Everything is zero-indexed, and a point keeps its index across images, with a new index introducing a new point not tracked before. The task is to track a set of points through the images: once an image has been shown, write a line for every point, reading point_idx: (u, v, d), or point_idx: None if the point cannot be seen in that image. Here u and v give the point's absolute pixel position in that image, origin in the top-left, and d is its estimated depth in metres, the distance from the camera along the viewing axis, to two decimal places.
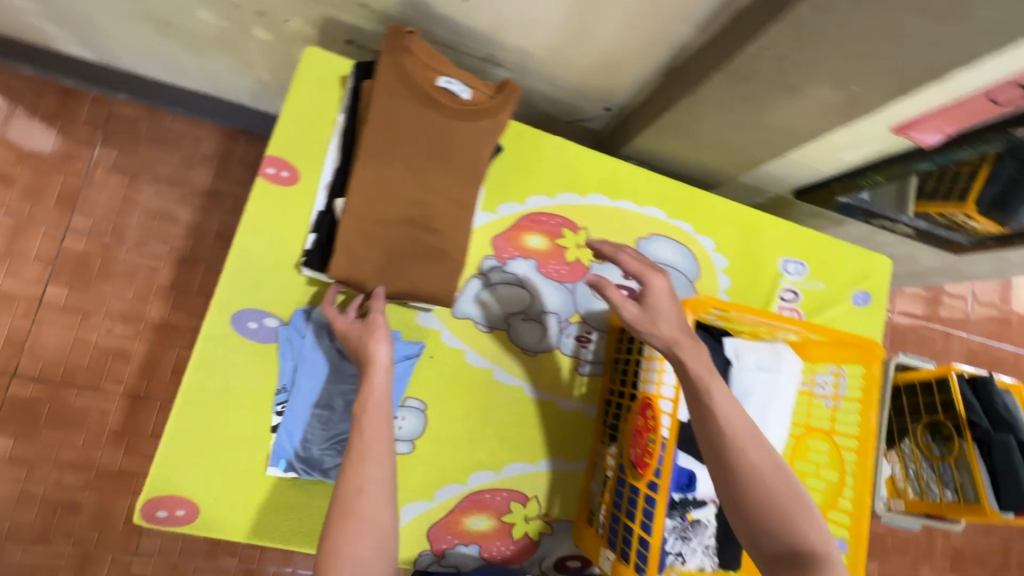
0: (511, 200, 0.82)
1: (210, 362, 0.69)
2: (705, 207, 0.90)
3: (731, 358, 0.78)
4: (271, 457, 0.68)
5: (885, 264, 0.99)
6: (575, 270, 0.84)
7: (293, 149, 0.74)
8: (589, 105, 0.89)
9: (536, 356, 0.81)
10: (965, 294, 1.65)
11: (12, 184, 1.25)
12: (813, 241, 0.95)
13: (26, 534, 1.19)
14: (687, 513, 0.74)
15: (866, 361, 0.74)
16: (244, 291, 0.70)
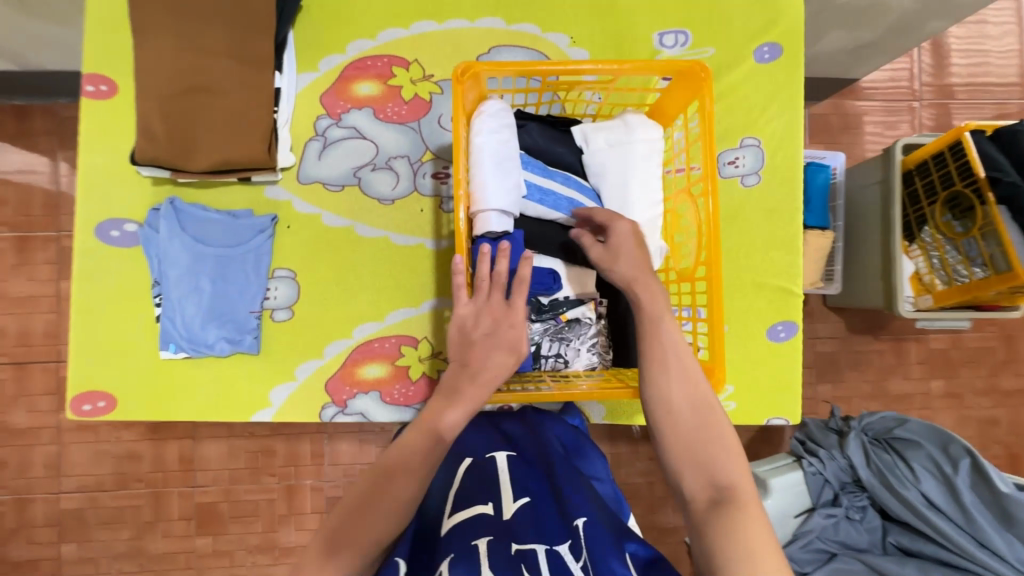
0: (331, 53, 0.79)
1: (89, 274, 0.75)
2: (547, 0, 0.81)
3: (582, 146, 0.70)
4: (162, 343, 0.75)
5: (796, 2, 0.82)
6: (416, 107, 0.80)
7: (102, 62, 0.75)
8: None
9: (394, 203, 0.79)
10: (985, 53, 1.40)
11: (6, 204, 1.43)
12: (692, 2, 0.82)
13: (109, 482, 1.44)
14: (560, 315, 0.70)
15: (702, 94, 0.61)
16: (100, 205, 0.76)
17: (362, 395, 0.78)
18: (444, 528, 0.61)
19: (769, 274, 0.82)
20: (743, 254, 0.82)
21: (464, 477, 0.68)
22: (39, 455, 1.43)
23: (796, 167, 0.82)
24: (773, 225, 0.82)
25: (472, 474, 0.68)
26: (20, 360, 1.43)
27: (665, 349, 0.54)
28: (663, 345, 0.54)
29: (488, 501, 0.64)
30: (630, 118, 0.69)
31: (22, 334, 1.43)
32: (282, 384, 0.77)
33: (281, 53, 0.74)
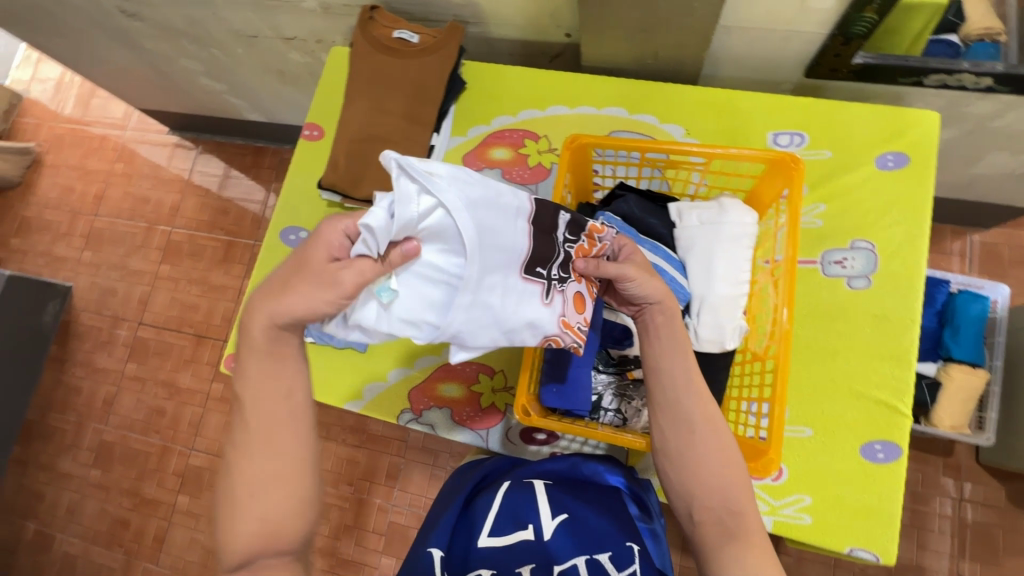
0: (479, 124, 0.97)
1: (265, 263, 0.98)
2: (669, 97, 0.91)
3: (675, 221, 0.76)
4: (298, 326, 0.93)
5: (931, 116, 0.81)
6: (538, 172, 0.94)
7: (319, 115, 1.02)
8: (551, 37, 1.00)
9: None
10: None
11: (228, 215, 1.88)
12: (812, 108, 0.86)
13: None
14: (628, 371, 0.73)
15: (795, 184, 0.65)
16: (288, 214, 0.99)
17: (437, 410, 0.87)
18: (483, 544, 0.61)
19: (871, 385, 0.75)
20: (841, 357, 0.77)
21: (504, 499, 0.65)
22: (188, 414, 1.75)
23: (916, 273, 0.77)
24: (882, 331, 0.76)
25: (511, 494, 0.65)
26: (200, 334, 1.80)
27: (681, 377, 0.59)
28: (674, 363, 0.60)
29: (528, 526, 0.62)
30: (726, 199, 0.74)
31: (207, 313, 1.81)
32: (376, 381, 0.89)
33: (442, 119, 0.94)
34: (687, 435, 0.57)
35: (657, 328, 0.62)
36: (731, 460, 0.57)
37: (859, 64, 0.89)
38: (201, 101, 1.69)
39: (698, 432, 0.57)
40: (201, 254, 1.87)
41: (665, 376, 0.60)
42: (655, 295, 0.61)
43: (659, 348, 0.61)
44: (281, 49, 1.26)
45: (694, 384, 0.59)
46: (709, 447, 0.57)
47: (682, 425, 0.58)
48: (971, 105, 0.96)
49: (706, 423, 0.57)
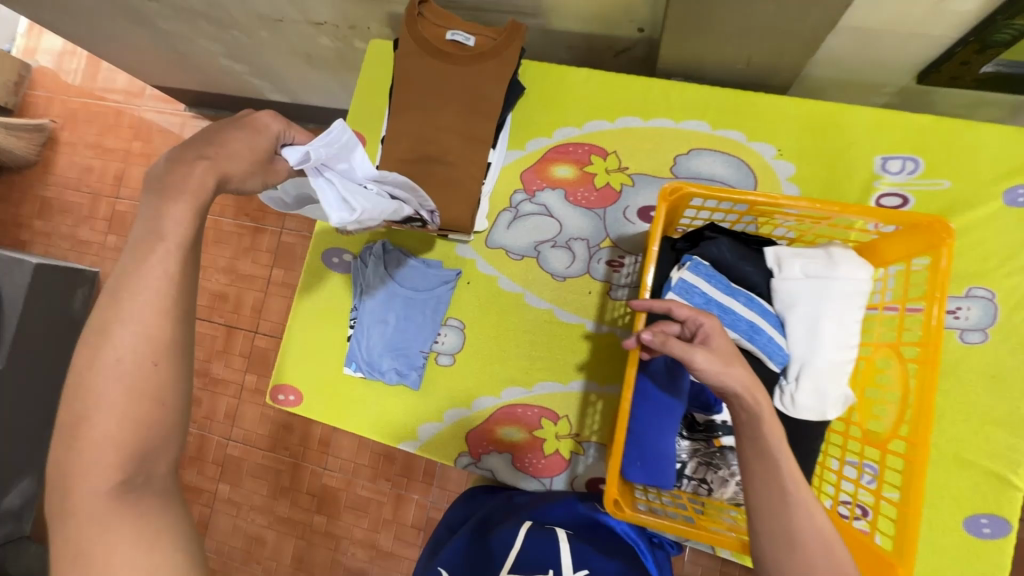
0: (538, 135, 0.87)
1: (308, 288, 0.92)
2: (759, 109, 0.80)
3: (773, 269, 0.67)
4: (347, 360, 0.88)
5: None
6: (605, 195, 0.84)
7: (359, 122, 0.93)
8: (621, 32, 0.87)
9: (565, 280, 0.84)
10: None
11: (252, 200, 1.80)
12: (932, 129, 0.74)
13: (265, 442, 1.70)
14: (715, 439, 0.67)
15: (936, 253, 0.55)
16: (329, 234, 0.92)
17: (497, 454, 0.82)
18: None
19: (980, 452, 0.69)
20: (948, 420, 0.70)
21: (525, 540, 0.65)
22: (223, 404, 1.74)
23: None
24: (996, 394, 0.69)
25: (533, 539, 0.65)
26: (230, 324, 1.77)
27: (782, 488, 0.51)
28: (770, 467, 0.52)
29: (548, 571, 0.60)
30: (837, 249, 0.65)
31: (237, 303, 1.78)
32: (431, 421, 0.85)
33: (498, 133, 0.84)
34: (793, 556, 0.50)
35: (751, 429, 0.53)
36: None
37: (987, 74, 0.76)
38: (219, 80, 1.57)
39: (807, 552, 0.50)
40: (227, 241, 1.81)
41: (763, 485, 0.52)
42: (736, 387, 0.52)
43: (756, 453, 0.53)
44: (309, 34, 1.14)
45: (797, 493, 0.51)
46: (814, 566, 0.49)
47: (785, 544, 0.50)
48: None
49: (811, 535, 0.50)
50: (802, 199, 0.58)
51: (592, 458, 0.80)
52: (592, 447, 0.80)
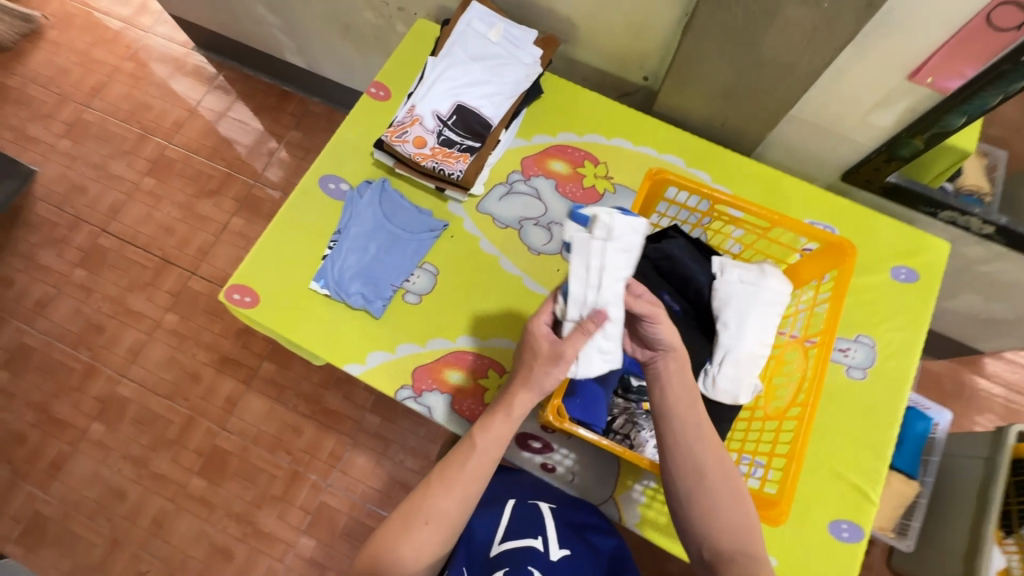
0: (545, 133, 1.00)
1: (297, 204, 0.95)
2: (724, 160, 0.98)
3: (717, 273, 0.80)
4: (316, 276, 0.90)
5: (943, 246, 0.91)
6: (590, 194, 0.97)
7: (390, 78, 1.02)
8: (628, 75, 1.05)
9: (540, 255, 0.93)
10: None
11: (234, 149, 1.80)
12: (848, 210, 0.94)
13: (164, 389, 1.57)
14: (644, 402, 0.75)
15: (841, 265, 0.71)
16: (335, 163, 0.97)
17: (438, 396, 0.86)
18: (495, 553, 0.74)
19: (849, 468, 0.81)
20: (828, 439, 0.83)
21: (513, 512, 0.80)
22: (130, 338, 1.62)
23: (905, 378, 0.85)
24: (865, 421, 0.83)
25: (517, 515, 0.79)
26: (167, 260, 1.69)
27: (669, 404, 0.63)
28: (675, 408, 0.62)
29: (537, 537, 0.75)
30: (768, 265, 0.79)
31: (182, 241, 1.71)
32: (382, 350, 0.88)
33: (514, 118, 0.96)
34: (698, 484, 0.59)
35: (672, 377, 0.64)
36: (721, 468, 0.59)
37: (890, 183, 0.99)
38: (245, 28, 1.64)
39: (711, 480, 0.59)
40: (193, 179, 1.77)
41: (677, 424, 0.61)
42: (673, 343, 0.64)
43: (672, 398, 0.63)
44: (357, 4, 1.25)
45: (680, 402, 0.62)
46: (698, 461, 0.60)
47: (692, 472, 0.59)
48: (967, 247, 1.07)
49: (688, 434, 0.61)
50: (756, 207, 0.75)
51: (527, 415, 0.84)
52: None
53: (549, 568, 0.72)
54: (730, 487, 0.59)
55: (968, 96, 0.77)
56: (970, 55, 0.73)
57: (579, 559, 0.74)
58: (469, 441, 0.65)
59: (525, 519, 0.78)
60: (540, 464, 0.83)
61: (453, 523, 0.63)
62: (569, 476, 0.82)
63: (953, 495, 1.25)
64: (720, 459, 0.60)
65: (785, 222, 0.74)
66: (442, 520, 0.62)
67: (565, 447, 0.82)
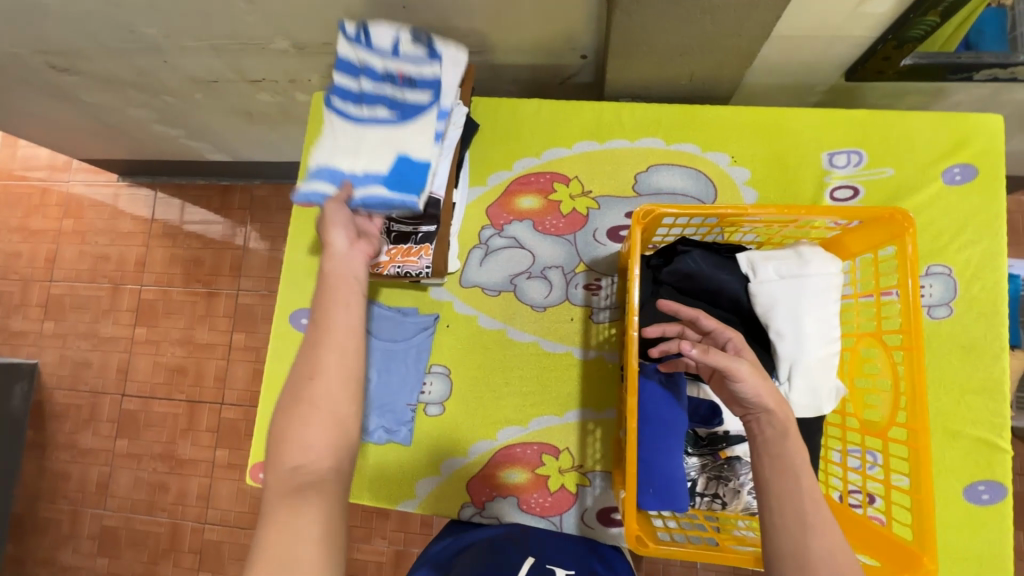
0: (498, 169, 0.87)
1: (279, 354, 0.87)
2: (706, 119, 0.83)
3: (749, 274, 0.68)
4: None
5: (998, 122, 0.75)
6: (573, 220, 0.84)
7: None
8: (564, 60, 0.89)
9: (546, 309, 0.83)
10: None
11: (203, 264, 1.72)
12: (871, 123, 0.78)
13: (246, 521, 1.58)
14: (720, 451, 0.67)
15: (908, 240, 0.58)
16: (299, 295, 0.89)
17: (503, 499, 0.79)
18: None
19: (966, 421, 0.71)
20: (932, 397, 0.72)
21: None
22: (195, 485, 1.63)
23: (999, 296, 0.73)
24: (967, 364, 0.72)
25: None
26: (193, 399, 1.67)
27: (776, 478, 0.53)
28: (780, 485, 0.53)
29: None
30: (806, 247, 0.67)
31: (198, 376, 1.67)
32: (428, 476, 0.81)
33: (460, 172, 0.83)
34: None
35: (771, 443, 0.55)
36: (838, 571, 0.49)
37: (908, 66, 0.81)
38: (154, 147, 1.51)
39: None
40: (180, 311, 1.71)
41: (777, 505, 0.52)
42: (766, 403, 0.55)
43: (771, 471, 0.54)
44: (247, 91, 1.11)
45: (791, 481, 0.53)
46: (808, 553, 0.50)
47: (798, 568, 0.50)
48: (1014, 93, 0.90)
49: (801, 523, 0.51)
50: (767, 207, 0.61)
51: (599, 487, 0.78)
52: (598, 476, 0.78)
53: None
54: None
55: None
56: None
57: None
58: (320, 323, 0.57)
59: None
60: None
61: (340, 415, 0.54)
62: None
63: None
64: (837, 557, 0.49)
65: (817, 211, 0.60)
66: (324, 401, 0.54)
67: None
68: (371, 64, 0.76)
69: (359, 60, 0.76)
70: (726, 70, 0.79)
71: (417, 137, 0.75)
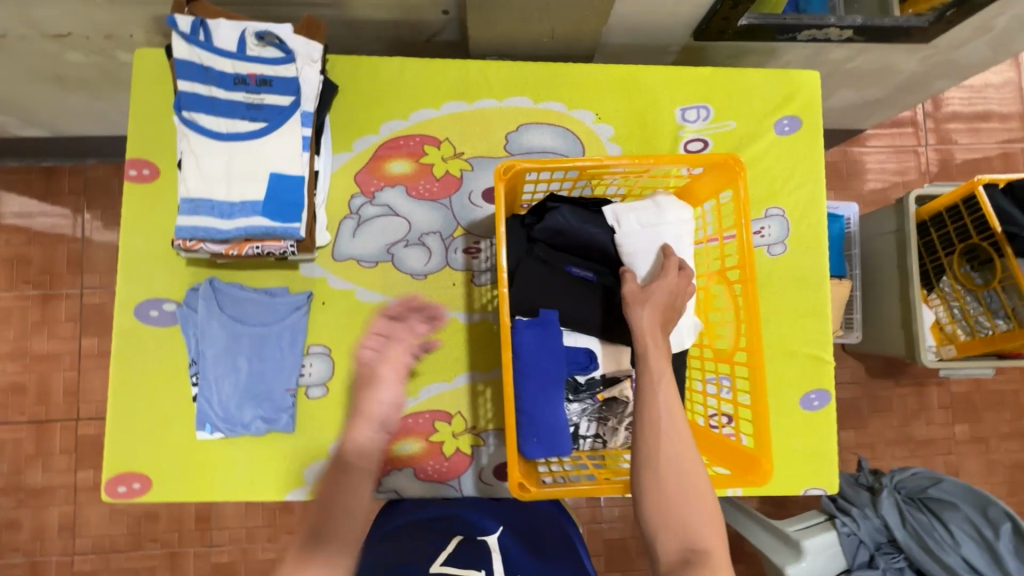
0: (364, 133, 0.82)
1: (126, 354, 0.77)
2: (570, 78, 0.84)
3: (614, 225, 0.71)
4: (198, 423, 0.76)
5: (814, 78, 0.85)
6: (448, 183, 0.83)
7: (147, 149, 0.79)
8: (425, 17, 0.85)
9: (427, 277, 0.81)
10: (957, 114, 1.52)
11: (31, 263, 1.46)
12: (715, 79, 0.85)
13: (125, 544, 1.42)
14: (598, 394, 0.71)
15: (741, 182, 0.64)
16: (143, 285, 0.78)
17: (398, 472, 0.78)
18: None
19: (799, 342, 0.82)
20: (773, 324, 0.82)
21: None
22: (55, 514, 1.42)
23: (821, 232, 0.84)
24: (799, 292, 0.83)
25: None
26: (39, 419, 1.43)
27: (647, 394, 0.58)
28: (662, 411, 0.58)
29: None
30: (664, 196, 0.71)
31: (42, 392, 1.44)
32: (317, 461, 0.77)
33: (320, 137, 0.77)
34: (657, 482, 0.56)
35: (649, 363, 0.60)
36: (686, 470, 0.56)
37: (745, 25, 0.88)
38: None
39: (667, 474, 0.56)
40: (8, 320, 1.44)
41: (646, 416, 0.58)
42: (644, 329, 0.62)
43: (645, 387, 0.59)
44: (51, 50, 0.93)
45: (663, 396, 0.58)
46: (665, 455, 0.56)
47: (654, 470, 0.56)
48: (829, 54, 1.03)
49: (664, 431, 0.57)
50: (622, 158, 0.63)
51: (493, 445, 0.80)
52: (492, 435, 0.80)
53: None
54: (694, 488, 0.56)
55: None
56: None
57: None
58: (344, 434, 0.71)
59: None
60: None
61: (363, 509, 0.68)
62: None
63: (877, 275, 1.35)
64: (687, 457, 0.57)
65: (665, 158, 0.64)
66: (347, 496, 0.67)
67: None
68: (218, 66, 0.70)
69: (203, 63, 0.70)
70: (585, 27, 0.80)
71: (287, 145, 0.71)
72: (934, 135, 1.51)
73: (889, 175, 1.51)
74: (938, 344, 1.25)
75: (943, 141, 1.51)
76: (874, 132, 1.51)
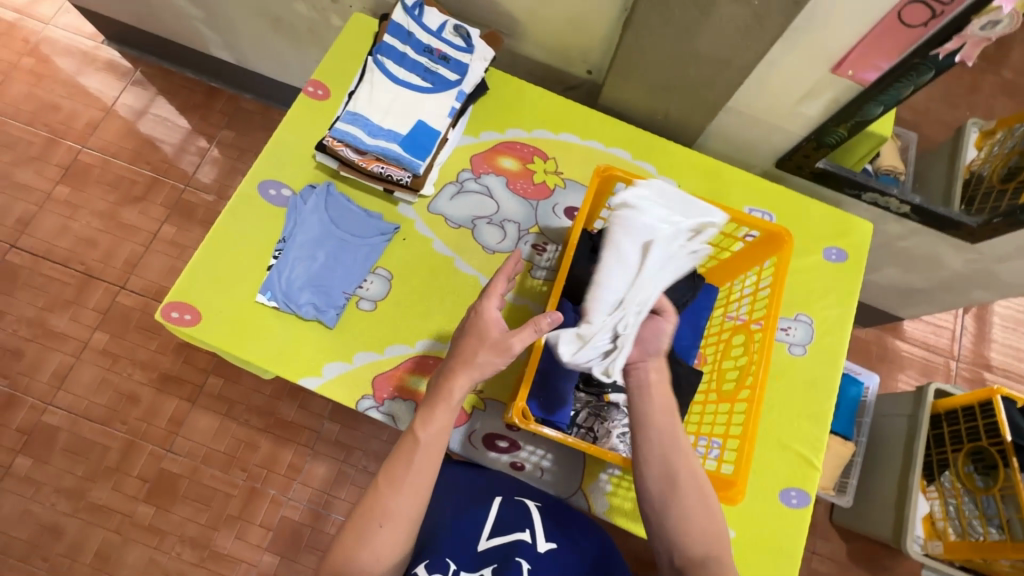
0: (492, 129, 0.99)
1: (236, 213, 0.90)
2: (667, 151, 1.00)
3: None
4: (262, 288, 0.86)
5: (868, 229, 0.98)
6: (541, 190, 0.97)
7: (330, 77, 0.98)
8: (573, 69, 1.06)
9: (495, 253, 0.93)
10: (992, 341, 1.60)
11: (158, 150, 1.65)
12: (785, 196, 0.99)
13: (97, 415, 1.44)
14: (604, 394, 0.78)
15: (782, 253, 0.78)
16: (276, 168, 0.93)
17: (402, 401, 0.84)
18: (483, 549, 0.77)
19: (795, 439, 0.87)
20: (774, 413, 0.88)
21: (498, 510, 0.80)
22: (54, 362, 1.47)
23: (840, 350, 0.92)
24: (807, 393, 0.89)
25: (506, 509, 0.80)
26: (90, 273, 1.53)
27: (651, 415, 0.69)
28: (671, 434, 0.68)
29: (524, 530, 0.78)
30: None
31: (107, 253, 1.55)
32: (339, 361, 0.85)
33: (461, 115, 0.95)
34: (675, 496, 0.66)
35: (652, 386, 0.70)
36: (694, 481, 0.67)
37: (819, 168, 1.05)
38: (162, 19, 1.51)
39: (681, 488, 0.66)
40: (114, 184, 1.61)
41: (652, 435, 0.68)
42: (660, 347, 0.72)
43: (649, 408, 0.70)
44: None
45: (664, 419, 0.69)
46: (680, 470, 0.67)
47: (667, 481, 0.67)
48: (887, 225, 1.17)
49: (667, 446, 0.68)
50: None
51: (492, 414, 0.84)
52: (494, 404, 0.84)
53: (536, 560, 0.76)
54: (704, 500, 0.66)
55: (884, 88, 0.84)
56: (883, 52, 0.80)
57: (564, 551, 0.78)
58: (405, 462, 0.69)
59: (512, 517, 0.80)
60: (509, 463, 0.83)
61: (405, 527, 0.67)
62: (539, 472, 0.83)
63: (880, 450, 1.37)
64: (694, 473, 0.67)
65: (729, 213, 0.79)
66: (396, 521, 0.67)
67: (532, 445, 0.83)
68: (418, 36, 0.91)
69: (409, 29, 0.91)
70: (695, 117, 0.98)
71: (438, 105, 0.89)
72: (967, 351, 1.59)
73: (917, 369, 1.57)
74: (927, 537, 1.24)
75: (974, 359, 1.58)
76: (912, 326, 1.60)
